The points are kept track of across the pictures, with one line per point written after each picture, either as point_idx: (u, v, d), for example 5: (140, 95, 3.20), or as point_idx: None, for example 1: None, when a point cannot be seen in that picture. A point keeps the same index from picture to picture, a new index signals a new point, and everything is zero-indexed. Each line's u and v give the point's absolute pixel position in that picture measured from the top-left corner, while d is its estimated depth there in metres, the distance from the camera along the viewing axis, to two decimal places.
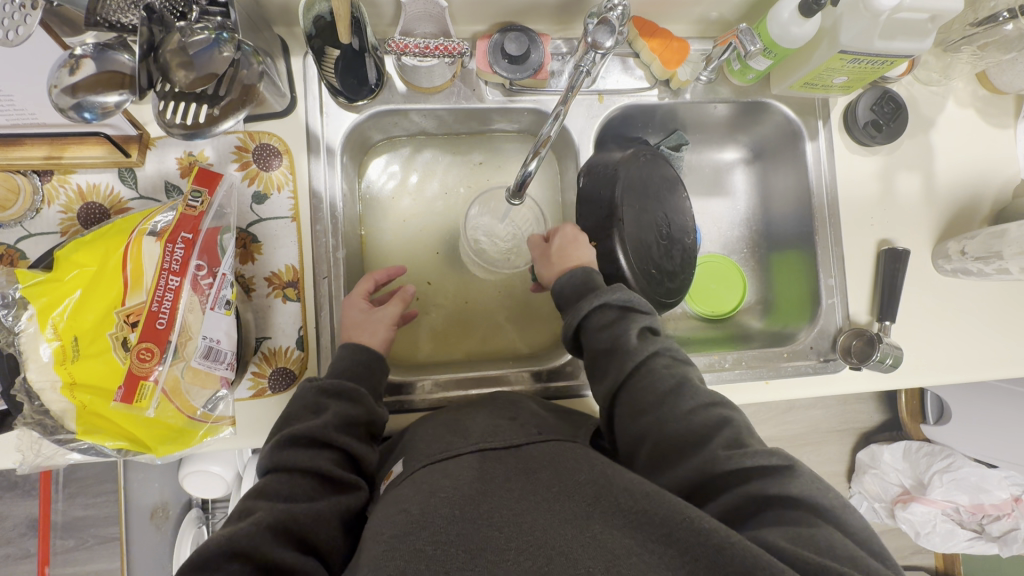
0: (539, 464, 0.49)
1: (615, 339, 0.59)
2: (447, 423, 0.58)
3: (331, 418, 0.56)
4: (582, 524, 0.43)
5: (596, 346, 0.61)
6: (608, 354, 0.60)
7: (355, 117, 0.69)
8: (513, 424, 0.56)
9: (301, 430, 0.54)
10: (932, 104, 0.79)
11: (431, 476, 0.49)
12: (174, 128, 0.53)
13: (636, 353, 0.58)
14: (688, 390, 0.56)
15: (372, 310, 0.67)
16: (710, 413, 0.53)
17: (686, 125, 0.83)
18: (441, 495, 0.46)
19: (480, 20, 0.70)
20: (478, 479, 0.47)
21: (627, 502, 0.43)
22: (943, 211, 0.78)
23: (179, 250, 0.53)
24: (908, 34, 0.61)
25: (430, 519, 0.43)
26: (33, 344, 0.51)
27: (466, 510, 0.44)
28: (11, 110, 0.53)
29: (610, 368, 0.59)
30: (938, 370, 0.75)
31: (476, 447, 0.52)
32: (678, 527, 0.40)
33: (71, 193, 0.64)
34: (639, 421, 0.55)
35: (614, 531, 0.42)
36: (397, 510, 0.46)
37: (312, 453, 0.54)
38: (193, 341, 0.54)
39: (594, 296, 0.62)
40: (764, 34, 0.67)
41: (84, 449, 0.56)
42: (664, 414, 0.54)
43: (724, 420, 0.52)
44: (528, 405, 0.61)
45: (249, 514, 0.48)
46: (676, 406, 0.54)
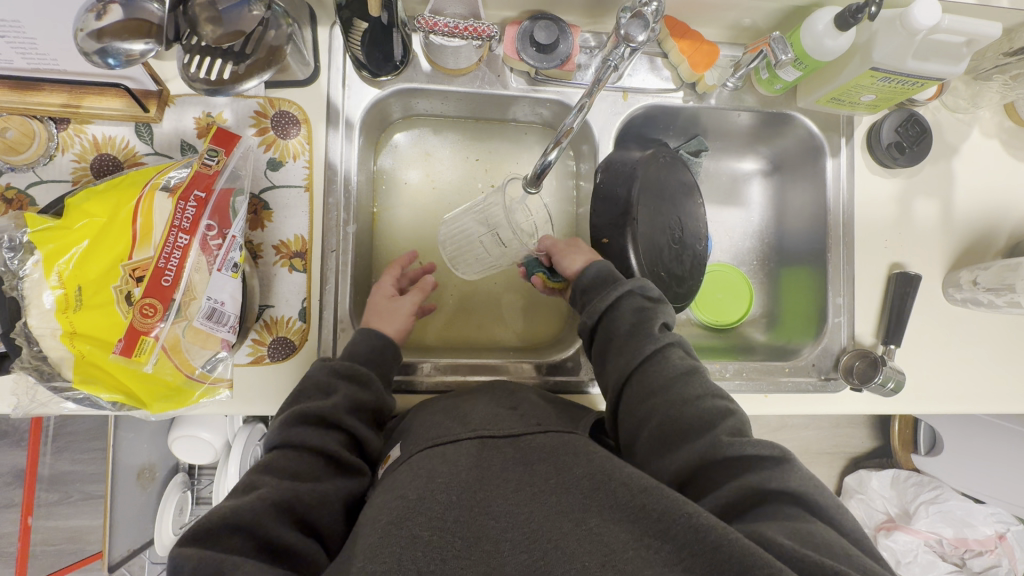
0: (538, 454, 0.49)
1: (638, 324, 0.60)
2: (445, 408, 0.58)
3: (342, 400, 0.55)
4: (579, 518, 0.43)
5: (616, 331, 0.61)
6: (627, 338, 0.60)
7: (377, 92, 0.69)
8: (512, 413, 0.56)
9: (309, 409, 0.53)
10: (957, 131, 0.79)
11: (427, 461, 0.49)
12: (198, 82, 0.53)
13: (657, 340, 0.58)
14: (698, 380, 0.56)
15: (395, 298, 0.68)
16: (716, 404, 0.53)
17: (708, 131, 0.82)
18: (439, 481, 0.46)
19: (510, 6, 0.69)
20: (477, 467, 0.47)
21: (626, 497, 0.43)
22: (958, 240, 0.78)
23: (191, 208, 0.53)
24: (943, 57, 0.60)
25: (429, 504, 0.43)
26: (37, 290, 0.50)
27: (464, 499, 0.44)
28: (32, 54, 0.53)
29: (624, 351, 0.59)
30: (939, 399, 0.74)
31: (475, 435, 0.52)
32: (676, 523, 0.40)
33: (86, 142, 0.64)
34: (646, 405, 0.55)
35: (610, 525, 0.42)
36: (394, 496, 0.45)
37: (320, 433, 0.53)
38: (197, 302, 0.53)
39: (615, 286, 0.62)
40: (796, 44, 0.66)
41: (79, 399, 0.55)
42: (672, 399, 0.54)
43: (728, 411, 0.52)
44: (528, 395, 0.61)
45: (254, 489, 0.48)
46: (685, 393, 0.54)
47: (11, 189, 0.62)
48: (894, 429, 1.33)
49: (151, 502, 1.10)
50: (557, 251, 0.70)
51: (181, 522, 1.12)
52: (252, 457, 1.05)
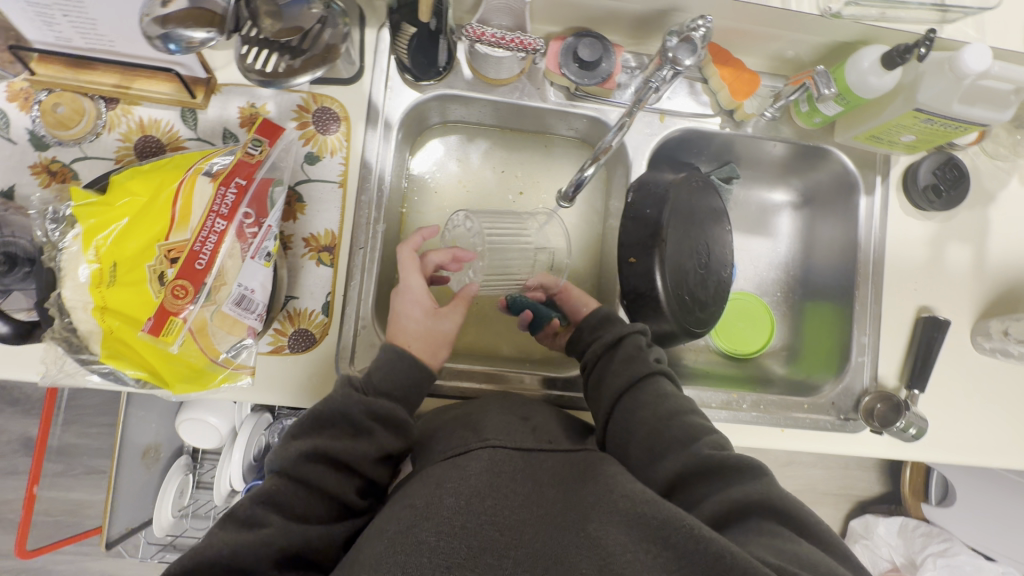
0: (550, 477, 0.48)
1: (632, 352, 0.61)
2: (460, 417, 0.58)
3: (371, 449, 0.55)
4: (579, 526, 0.42)
5: (612, 356, 0.62)
6: (621, 363, 0.61)
7: (417, 96, 0.70)
8: (524, 425, 0.56)
9: (336, 453, 0.53)
10: (995, 178, 0.78)
11: (442, 470, 0.48)
12: (252, 73, 0.56)
13: (651, 366, 0.60)
14: (686, 403, 0.57)
15: (436, 318, 0.65)
16: (698, 422, 0.54)
17: (741, 159, 0.82)
18: (448, 486, 0.45)
19: (556, 22, 0.70)
20: (488, 471, 0.47)
21: (626, 505, 0.43)
22: (990, 288, 0.76)
23: (230, 195, 0.53)
24: (989, 103, 0.60)
25: (436, 510, 0.43)
26: (73, 263, 0.51)
27: (471, 503, 0.44)
28: (90, 33, 0.55)
29: (619, 374, 0.60)
30: (962, 450, 0.72)
31: (486, 444, 0.50)
32: (676, 532, 0.39)
33: (133, 123, 0.65)
34: (633, 421, 0.56)
35: (609, 528, 0.41)
36: (403, 506, 0.46)
37: (335, 473, 0.53)
38: (227, 287, 0.54)
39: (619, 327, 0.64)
40: (840, 80, 0.65)
41: (105, 373, 0.56)
42: (656, 414, 0.55)
43: (711, 429, 0.53)
44: (541, 410, 0.61)
45: (260, 525, 0.49)
46: (671, 408, 0.56)
47: (56, 162, 0.64)
48: (906, 476, 1.30)
49: (153, 482, 1.11)
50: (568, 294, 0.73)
51: (181, 505, 1.13)
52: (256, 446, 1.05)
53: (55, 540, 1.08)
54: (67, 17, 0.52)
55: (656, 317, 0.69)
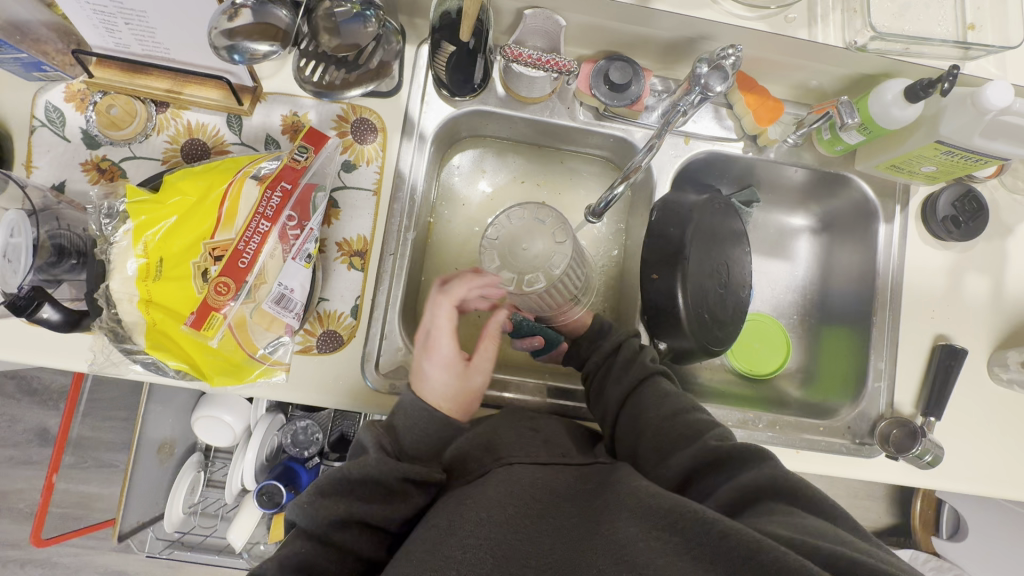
0: (565, 490, 0.49)
1: (630, 358, 0.64)
2: (473, 439, 0.59)
3: (404, 510, 0.53)
4: (595, 527, 0.43)
5: (611, 363, 0.65)
6: (620, 369, 0.64)
7: (452, 110, 0.72)
8: (535, 437, 0.57)
9: (368, 518, 0.52)
10: (1014, 212, 0.79)
11: (464, 491, 0.50)
12: (309, 83, 0.69)
13: (649, 367, 0.63)
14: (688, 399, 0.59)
15: (467, 372, 0.63)
16: (699, 416, 0.56)
17: (761, 183, 0.84)
18: (469, 502, 0.47)
19: (588, 45, 0.72)
20: (506, 483, 0.49)
21: (638, 504, 0.44)
22: (1007, 320, 0.77)
23: (275, 198, 0.56)
24: (1010, 138, 0.61)
25: (460, 525, 0.45)
26: (122, 257, 0.54)
27: (493, 513, 0.45)
28: (149, 41, 0.58)
29: (622, 378, 0.63)
30: (977, 479, 0.72)
31: (502, 462, 0.52)
32: (683, 517, 0.40)
33: (181, 126, 0.68)
34: (641, 421, 0.58)
35: (622, 524, 0.42)
36: (429, 525, 0.47)
37: (361, 533, 0.52)
38: (266, 286, 0.56)
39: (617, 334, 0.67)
40: (863, 110, 0.67)
41: (147, 363, 0.58)
42: (661, 414, 0.57)
43: (713, 423, 0.55)
44: (553, 426, 0.62)
45: None
46: (674, 406, 0.57)
47: (106, 160, 0.67)
48: (916, 508, 1.29)
49: (167, 478, 1.12)
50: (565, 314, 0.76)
51: (192, 501, 1.14)
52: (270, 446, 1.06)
53: (68, 530, 1.09)
54: (131, 25, 0.56)
55: (675, 334, 0.70)
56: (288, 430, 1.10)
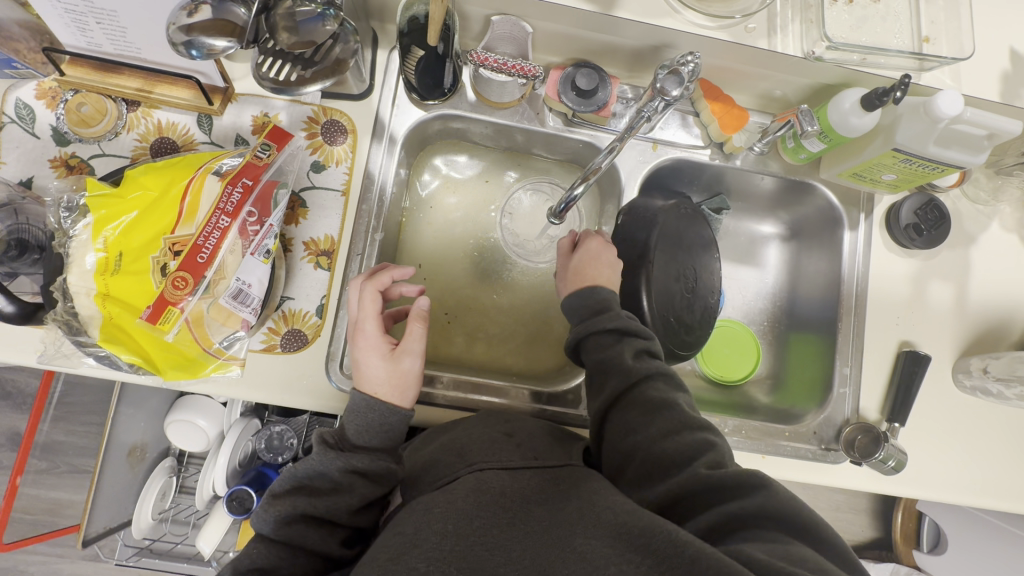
0: (537, 495, 0.48)
1: (608, 361, 0.60)
2: (445, 445, 0.58)
3: (353, 502, 0.55)
4: (565, 541, 0.43)
5: (595, 364, 0.61)
6: (601, 374, 0.60)
7: (422, 114, 0.73)
8: (509, 442, 0.57)
9: (316, 513, 0.54)
10: (977, 221, 0.80)
11: (429, 498, 0.49)
12: (266, 80, 0.60)
13: (634, 373, 0.58)
14: (680, 413, 0.55)
15: (395, 357, 0.61)
16: (696, 436, 0.53)
17: (730, 190, 0.85)
18: (437, 510, 0.46)
19: (557, 53, 0.74)
20: (475, 491, 0.48)
21: (609, 519, 0.44)
22: (971, 327, 0.78)
23: (236, 194, 0.56)
24: (963, 146, 0.63)
25: (425, 536, 0.44)
26: (81, 251, 0.54)
27: (459, 528, 0.44)
28: (119, 40, 0.59)
29: (606, 385, 0.59)
30: (941, 485, 0.73)
31: (473, 468, 0.51)
32: (655, 538, 0.41)
33: (151, 125, 0.69)
34: (628, 439, 0.55)
35: (592, 541, 0.42)
36: (393, 533, 0.47)
37: (316, 530, 0.55)
38: (225, 281, 0.56)
39: (586, 325, 0.63)
40: (823, 118, 0.69)
41: (100, 356, 0.58)
42: (650, 436, 0.54)
43: (709, 444, 0.52)
44: (526, 425, 0.61)
45: None
46: (664, 426, 0.54)
47: (74, 158, 0.67)
48: (897, 522, 1.29)
49: (136, 483, 1.10)
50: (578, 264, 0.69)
51: (161, 508, 1.12)
52: (242, 451, 1.04)
53: (32, 537, 1.07)
54: (101, 24, 0.57)
55: None
56: (262, 436, 1.05)
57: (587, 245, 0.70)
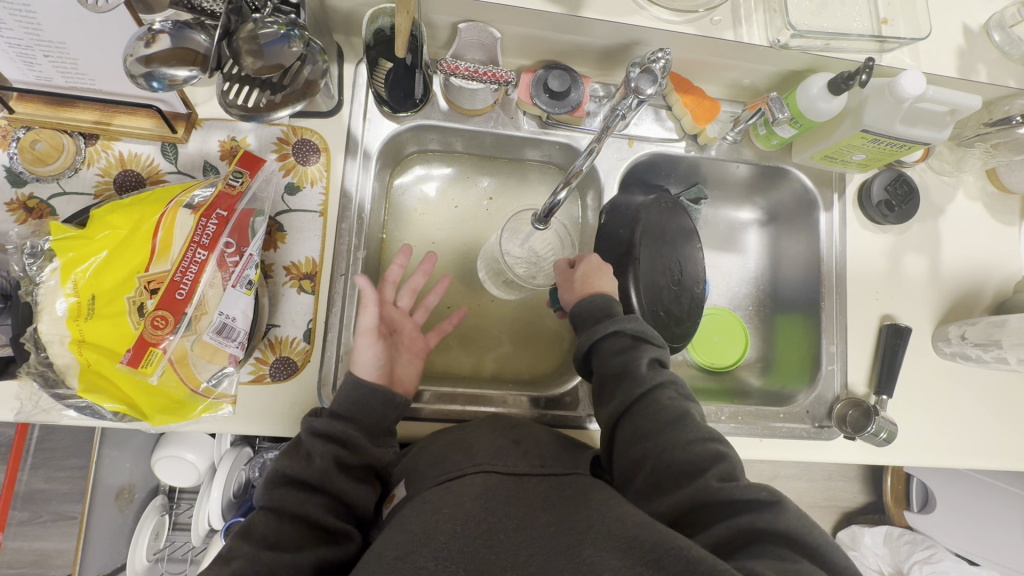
0: (541, 501, 0.48)
1: (625, 366, 0.60)
2: (451, 444, 0.58)
3: (321, 459, 0.55)
4: (573, 553, 0.42)
5: (607, 371, 0.61)
6: (616, 379, 0.60)
7: (395, 127, 0.72)
8: (516, 450, 0.56)
9: (288, 471, 0.54)
10: (943, 193, 0.83)
11: (434, 496, 0.49)
12: (234, 108, 0.51)
13: (645, 381, 0.58)
14: (689, 423, 0.56)
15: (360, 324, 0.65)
16: (708, 447, 0.53)
17: (707, 180, 0.86)
18: (444, 512, 0.46)
19: (526, 55, 0.74)
20: (482, 496, 0.48)
21: (619, 530, 0.44)
22: (947, 296, 0.80)
23: (211, 226, 0.54)
24: (928, 124, 0.65)
25: (433, 536, 0.44)
26: (51, 297, 0.51)
27: (467, 527, 0.44)
28: (71, 72, 0.56)
29: (617, 391, 0.60)
30: (930, 452, 0.75)
31: (480, 469, 0.51)
32: (666, 553, 0.41)
33: (112, 158, 0.66)
34: (639, 447, 0.55)
35: (603, 554, 0.42)
36: (401, 530, 0.46)
37: (301, 495, 0.53)
38: (208, 317, 0.54)
39: (605, 323, 0.63)
40: (792, 104, 0.70)
41: (81, 407, 0.56)
42: (662, 443, 0.54)
43: (720, 456, 0.52)
44: (532, 431, 0.61)
45: (229, 560, 0.48)
46: (674, 435, 0.54)
47: (33, 199, 0.64)
48: (888, 487, 1.30)
49: (126, 525, 1.07)
50: (586, 274, 0.70)
51: (156, 548, 1.08)
52: (235, 482, 1.01)
53: None
54: (49, 57, 0.54)
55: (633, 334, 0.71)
56: (255, 464, 1.05)
57: (588, 260, 0.72)
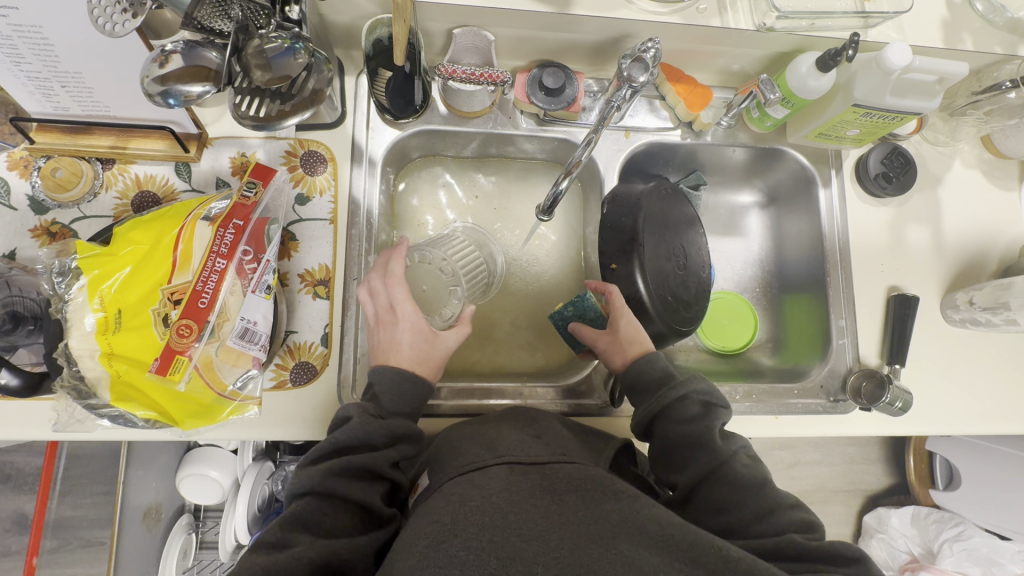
0: (566, 485, 0.49)
1: (700, 435, 0.60)
2: (471, 436, 0.59)
3: (386, 453, 0.56)
4: (609, 543, 0.44)
5: (679, 439, 0.61)
6: (688, 448, 0.60)
7: (398, 133, 0.74)
8: (537, 441, 0.57)
9: (354, 463, 0.54)
10: (939, 163, 0.84)
11: (461, 487, 0.49)
12: (247, 120, 0.53)
13: (722, 451, 0.59)
14: (769, 489, 0.57)
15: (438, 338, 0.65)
16: (794, 514, 0.55)
17: (705, 166, 0.88)
18: (472, 503, 0.46)
19: (520, 56, 0.76)
20: (507, 490, 0.48)
21: (653, 530, 0.46)
22: (952, 264, 0.81)
23: (229, 235, 0.57)
24: (918, 93, 0.66)
25: (463, 526, 0.44)
26: (79, 313, 0.53)
27: (496, 519, 0.45)
28: (88, 100, 0.59)
29: (693, 460, 0.59)
30: (949, 420, 0.75)
31: (503, 461, 0.52)
32: (706, 553, 0.45)
33: (129, 180, 0.68)
34: (719, 519, 0.56)
35: (640, 551, 0.44)
36: (431, 521, 0.46)
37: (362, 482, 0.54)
38: (229, 323, 0.56)
39: (678, 388, 0.63)
40: (783, 85, 0.71)
41: (114, 416, 0.58)
42: (744, 515, 0.55)
43: (806, 524, 0.54)
44: (550, 424, 0.62)
45: (288, 546, 0.48)
46: (757, 506, 0.55)
47: (56, 224, 0.66)
48: (909, 465, 1.33)
49: (155, 545, 1.08)
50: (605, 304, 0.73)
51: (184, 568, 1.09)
52: (259, 498, 1.02)
53: None
54: (66, 87, 0.57)
55: (643, 321, 0.71)
56: (277, 478, 1.05)
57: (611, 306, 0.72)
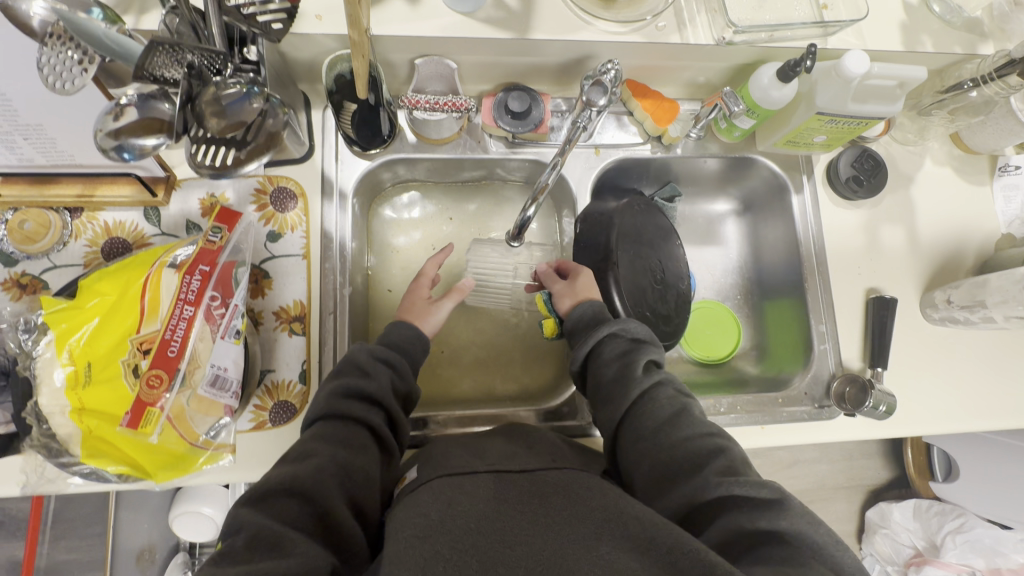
0: (552, 489, 0.50)
1: (623, 369, 0.61)
2: (461, 442, 0.59)
3: (382, 381, 0.61)
4: (592, 547, 0.43)
5: (605, 375, 0.62)
6: (614, 383, 0.61)
7: (368, 164, 0.75)
8: (528, 451, 0.57)
9: (355, 385, 0.59)
10: (910, 161, 0.84)
11: (450, 488, 0.49)
12: (204, 168, 0.52)
13: (641, 382, 0.60)
14: (687, 419, 0.57)
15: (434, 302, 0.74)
16: (708, 441, 0.55)
17: (679, 177, 0.88)
18: (459, 507, 0.47)
19: (485, 80, 0.76)
20: (496, 497, 0.48)
21: (639, 532, 0.44)
22: (929, 262, 0.81)
23: (196, 281, 0.56)
24: (879, 98, 0.67)
25: (450, 528, 0.44)
26: (48, 369, 0.53)
27: (483, 528, 0.44)
28: (50, 152, 0.59)
29: (617, 392, 0.60)
30: (935, 420, 0.75)
31: (493, 470, 0.52)
32: (684, 557, 0.41)
33: (98, 228, 0.68)
34: (638, 447, 0.57)
35: (623, 557, 0.42)
36: (417, 514, 0.46)
37: (364, 406, 0.59)
38: (200, 370, 0.56)
39: (608, 324, 0.64)
40: (747, 97, 0.72)
41: (86, 474, 0.58)
42: (663, 442, 0.56)
43: (719, 449, 0.54)
44: (545, 435, 0.62)
45: (307, 457, 0.52)
46: (679, 435, 0.56)
47: (26, 276, 0.66)
48: (908, 458, 1.33)
49: None
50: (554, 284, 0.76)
51: None
52: None
53: None
54: (30, 139, 0.56)
55: None
56: None
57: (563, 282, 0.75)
